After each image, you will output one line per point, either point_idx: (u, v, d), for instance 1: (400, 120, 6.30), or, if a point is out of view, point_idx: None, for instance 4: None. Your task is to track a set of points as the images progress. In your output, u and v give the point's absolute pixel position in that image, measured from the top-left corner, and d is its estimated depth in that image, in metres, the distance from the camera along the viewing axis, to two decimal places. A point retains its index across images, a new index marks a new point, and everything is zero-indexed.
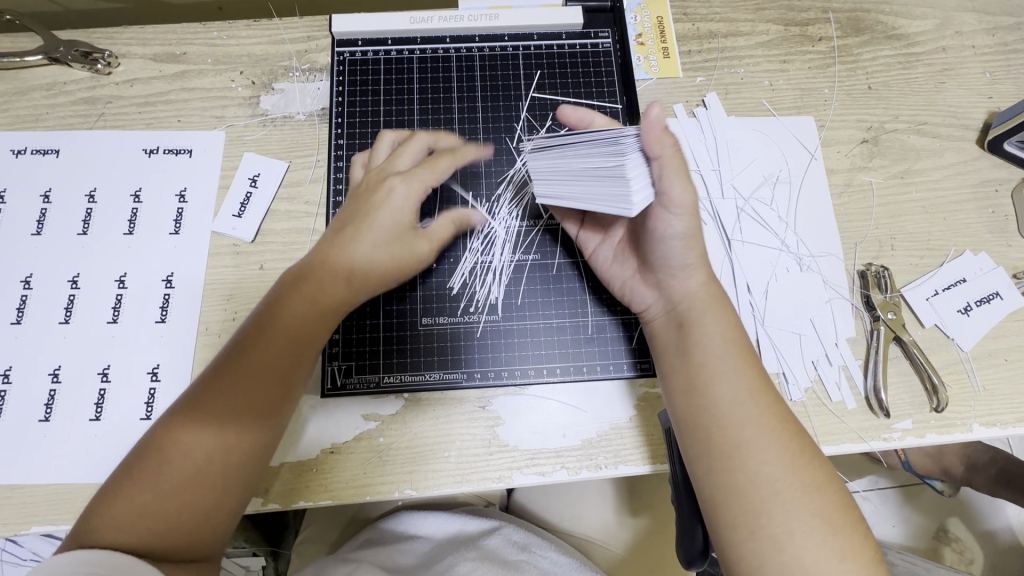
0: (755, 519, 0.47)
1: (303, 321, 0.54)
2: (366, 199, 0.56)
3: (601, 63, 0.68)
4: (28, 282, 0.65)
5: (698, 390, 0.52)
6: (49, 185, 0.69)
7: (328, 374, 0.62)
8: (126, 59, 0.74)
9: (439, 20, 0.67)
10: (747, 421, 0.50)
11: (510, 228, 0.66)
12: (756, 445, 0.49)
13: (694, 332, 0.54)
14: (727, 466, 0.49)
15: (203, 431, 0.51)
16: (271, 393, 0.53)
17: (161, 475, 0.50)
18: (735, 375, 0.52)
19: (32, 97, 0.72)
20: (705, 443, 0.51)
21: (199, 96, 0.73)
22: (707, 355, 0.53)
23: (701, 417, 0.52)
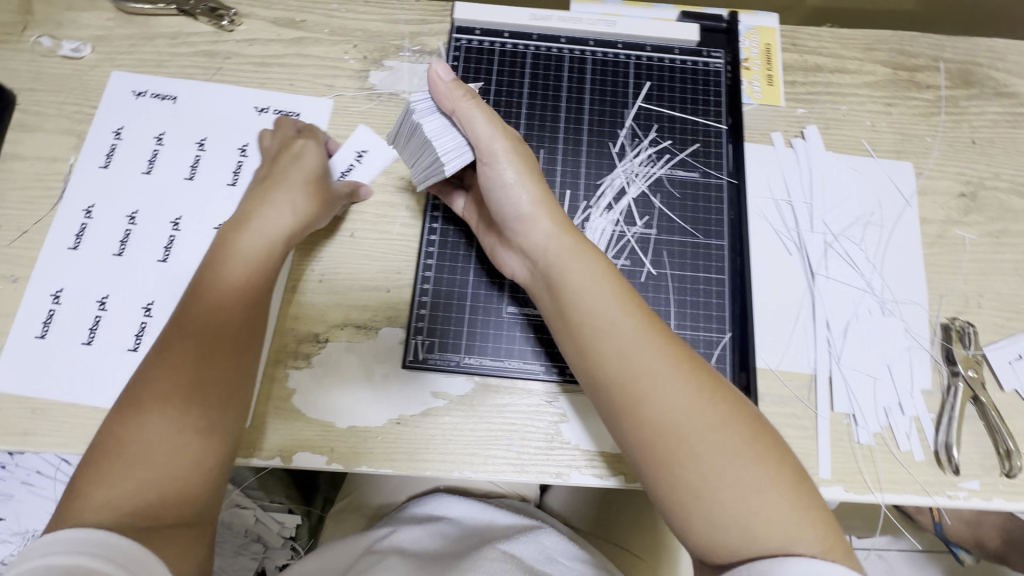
0: (682, 468, 0.49)
1: (225, 321, 0.56)
2: (284, 171, 0.64)
3: (710, 83, 0.68)
4: (133, 217, 0.68)
5: (596, 346, 0.53)
6: (163, 129, 0.72)
7: (410, 347, 0.64)
8: (248, 19, 0.77)
9: (557, 20, 0.69)
10: (654, 371, 0.51)
11: (605, 230, 0.62)
12: (657, 394, 0.51)
13: (569, 284, 0.55)
14: (638, 420, 0.51)
15: (166, 409, 0.52)
16: (216, 384, 0.54)
17: (139, 441, 0.51)
18: (621, 326, 0.53)
19: (157, 43, 0.75)
20: (624, 400, 0.52)
21: (312, 63, 0.75)
22: (587, 307, 0.54)
23: (614, 373, 0.52)
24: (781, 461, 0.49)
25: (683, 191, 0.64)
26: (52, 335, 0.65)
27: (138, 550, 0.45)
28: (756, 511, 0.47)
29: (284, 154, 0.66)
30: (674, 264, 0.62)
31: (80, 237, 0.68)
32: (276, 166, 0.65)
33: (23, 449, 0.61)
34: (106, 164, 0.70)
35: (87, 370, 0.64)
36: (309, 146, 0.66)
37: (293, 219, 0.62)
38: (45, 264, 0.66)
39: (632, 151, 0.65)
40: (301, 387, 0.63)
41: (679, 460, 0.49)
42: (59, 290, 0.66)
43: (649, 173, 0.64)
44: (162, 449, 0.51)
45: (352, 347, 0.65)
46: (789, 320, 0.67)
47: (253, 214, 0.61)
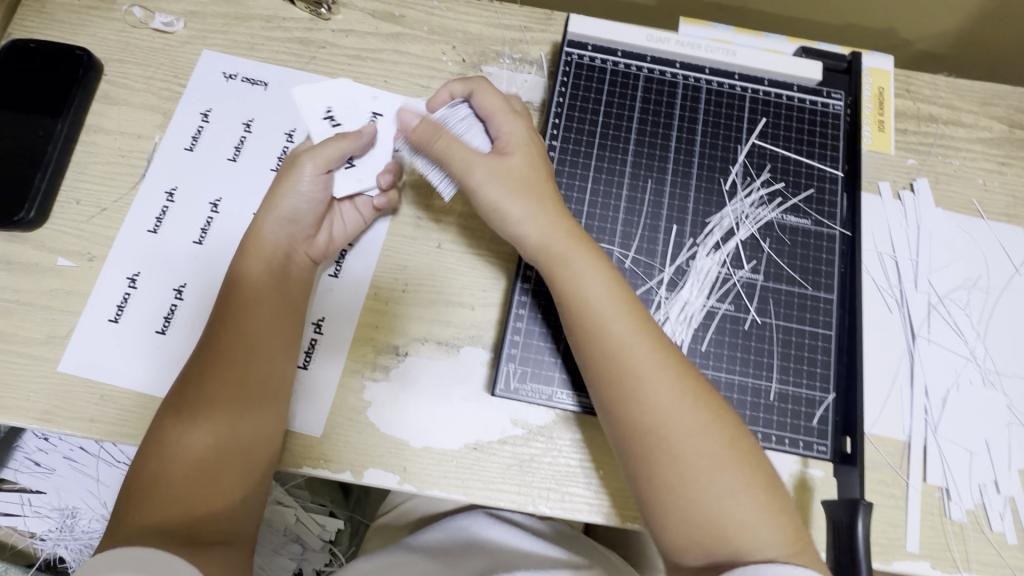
0: (671, 469, 0.48)
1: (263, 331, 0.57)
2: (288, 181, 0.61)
3: (828, 125, 0.65)
4: (216, 205, 0.67)
5: (598, 342, 0.52)
6: (251, 115, 0.70)
7: (500, 375, 0.60)
8: (346, 9, 0.74)
9: (675, 44, 0.66)
10: (654, 374, 0.50)
11: (710, 272, 0.60)
12: (656, 395, 0.50)
13: (571, 280, 0.54)
14: (634, 421, 0.50)
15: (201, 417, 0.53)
16: (246, 391, 0.55)
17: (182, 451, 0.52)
18: (626, 328, 0.52)
19: (250, 25, 0.73)
20: (620, 396, 0.51)
21: (408, 61, 0.73)
22: (591, 306, 0.53)
23: (609, 370, 0.51)
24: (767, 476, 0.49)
25: (793, 238, 0.61)
26: (125, 320, 0.63)
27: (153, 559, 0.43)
28: (740, 518, 0.47)
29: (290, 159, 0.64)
30: (779, 314, 0.59)
31: (160, 220, 0.66)
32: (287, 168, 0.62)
33: (88, 437, 0.59)
34: (191, 147, 0.68)
35: (160, 360, 0.62)
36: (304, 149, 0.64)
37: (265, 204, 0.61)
38: (123, 245, 0.64)
39: (743, 192, 0.62)
40: (377, 402, 0.61)
41: (668, 463, 0.49)
42: (135, 273, 0.64)
43: (759, 216, 0.62)
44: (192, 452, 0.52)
45: (432, 364, 0.62)
46: (885, 381, 0.64)
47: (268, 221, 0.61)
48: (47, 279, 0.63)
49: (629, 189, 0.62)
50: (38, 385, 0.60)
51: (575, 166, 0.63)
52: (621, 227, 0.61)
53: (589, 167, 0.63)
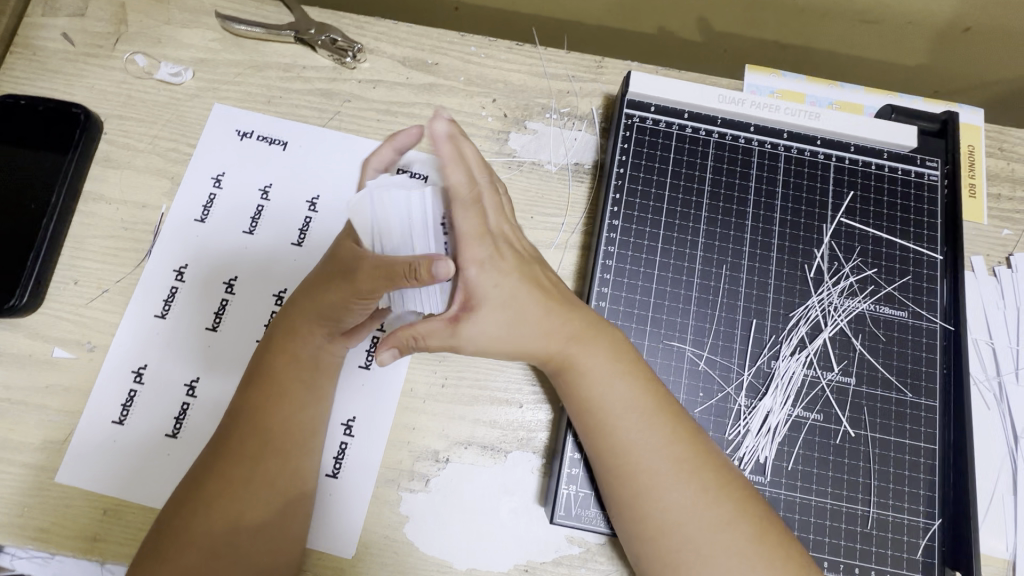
0: (679, 571, 0.44)
1: (292, 387, 0.52)
2: (347, 249, 0.49)
3: (923, 199, 0.58)
4: (232, 286, 0.59)
5: (600, 437, 0.48)
6: (269, 180, 0.62)
7: (560, 498, 0.52)
8: (373, 56, 0.66)
9: (750, 105, 0.58)
10: (663, 465, 0.46)
11: (796, 376, 0.52)
12: (660, 489, 0.45)
13: (576, 372, 0.48)
14: (639, 524, 0.46)
15: (218, 473, 0.48)
16: (269, 453, 0.50)
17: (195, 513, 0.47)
18: (652, 433, 0.47)
19: (267, 75, 0.65)
20: (624, 494, 0.46)
21: (443, 116, 0.65)
22: (597, 401, 0.48)
23: (624, 488, 0.46)
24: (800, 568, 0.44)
25: (888, 333, 0.54)
26: (132, 421, 0.56)
27: None
28: None
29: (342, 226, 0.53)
30: (874, 424, 0.52)
31: (169, 304, 0.58)
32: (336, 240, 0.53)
33: (91, 558, 0.52)
34: (202, 218, 0.61)
35: (171, 469, 0.55)
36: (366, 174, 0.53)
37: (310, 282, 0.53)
38: (127, 333, 0.57)
39: (830, 280, 0.55)
40: (415, 516, 0.54)
41: (676, 564, 0.44)
42: (141, 366, 0.57)
43: (849, 308, 0.54)
44: (218, 534, 0.47)
45: (475, 473, 0.56)
46: (985, 490, 0.57)
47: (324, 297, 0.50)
48: (43, 373, 0.56)
49: (701, 277, 0.55)
50: (33, 497, 0.53)
51: (640, 250, 0.55)
52: (692, 322, 0.54)
53: (655, 249, 0.55)
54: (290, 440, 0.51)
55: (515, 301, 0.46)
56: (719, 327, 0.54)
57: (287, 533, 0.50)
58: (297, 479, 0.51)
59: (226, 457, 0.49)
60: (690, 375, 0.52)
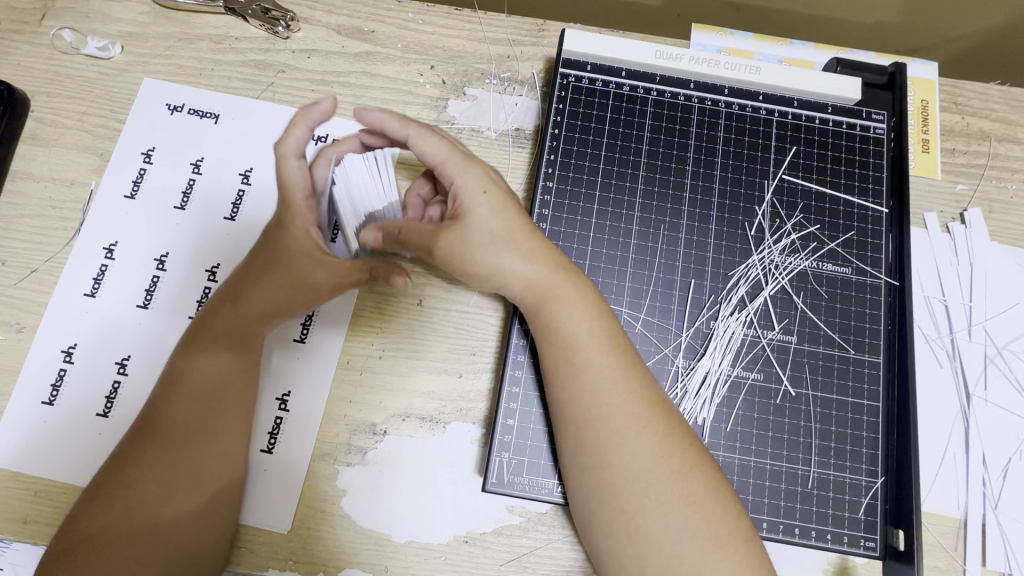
0: (630, 523, 0.43)
1: (221, 370, 0.53)
2: (292, 254, 0.53)
3: (868, 152, 0.56)
4: (163, 262, 0.58)
5: (570, 378, 0.46)
6: (200, 154, 0.61)
7: (494, 467, 0.51)
8: (307, 25, 0.64)
9: (689, 60, 0.56)
10: (627, 411, 0.45)
11: (735, 336, 0.51)
12: (626, 433, 0.44)
13: (555, 313, 0.47)
14: (598, 470, 0.44)
15: (150, 453, 0.50)
16: (197, 434, 0.51)
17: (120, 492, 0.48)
18: (612, 377, 0.46)
19: (198, 47, 0.63)
20: (583, 439, 0.45)
21: (380, 85, 0.63)
22: (573, 340, 0.47)
23: (583, 432, 0.45)
24: (740, 526, 0.43)
25: (832, 290, 0.53)
26: (62, 401, 0.55)
27: None
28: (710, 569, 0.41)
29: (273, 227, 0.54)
30: (816, 383, 0.51)
31: (99, 282, 0.57)
32: (270, 239, 0.54)
33: (23, 541, 0.52)
34: (132, 194, 0.59)
35: (102, 448, 0.54)
36: (292, 166, 0.51)
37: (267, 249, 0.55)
38: (57, 312, 0.56)
39: (772, 238, 0.53)
40: (353, 490, 0.53)
41: (629, 514, 0.43)
42: (72, 345, 0.56)
43: (791, 265, 0.53)
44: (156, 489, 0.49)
45: (413, 444, 0.54)
46: (937, 450, 0.55)
47: (282, 294, 0.53)
48: None
49: (638, 238, 0.53)
50: None
51: (576, 212, 0.54)
52: (629, 284, 0.52)
53: (592, 211, 0.54)
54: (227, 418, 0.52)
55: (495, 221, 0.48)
56: (657, 288, 0.52)
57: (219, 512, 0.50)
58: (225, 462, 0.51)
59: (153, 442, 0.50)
60: (627, 338, 0.51)
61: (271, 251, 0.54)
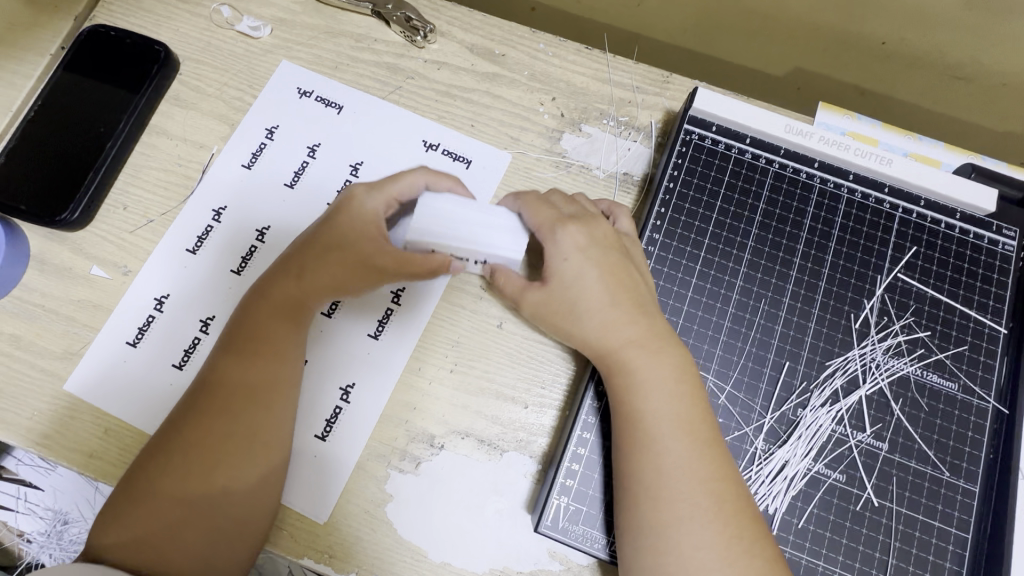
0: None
1: (269, 338, 0.53)
2: (347, 231, 0.54)
3: (994, 268, 0.53)
4: (262, 235, 0.60)
5: (637, 454, 0.45)
6: (317, 139, 0.63)
7: (547, 510, 0.50)
8: (443, 39, 0.67)
9: (819, 140, 0.55)
10: (699, 502, 0.43)
11: (822, 430, 0.49)
12: (690, 523, 0.42)
13: (629, 383, 0.47)
14: (653, 559, 0.42)
15: (186, 433, 0.50)
16: (249, 409, 0.51)
17: (167, 464, 0.49)
18: (685, 460, 0.44)
19: (339, 43, 0.67)
20: (641, 522, 0.43)
21: (501, 107, 0.65)
22: (645, 415, 0.46)
23: (638, 515, 0.44)
24: None
25: (933, 403, 0.50)
26: (144, 345, 0.57)
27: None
28: None
29: (337, 206, 0.55)
30: (902, 497, 0.48)
31: (202, 240, 0.60)
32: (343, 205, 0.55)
33: (84, 474, 0.54)
34: (249, 164, 0.62)
35: (171, 399, 0.56)
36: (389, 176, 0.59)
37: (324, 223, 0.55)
38: (158, 261, 0.59)
39: (876, 336, 0.51)
40: (398, 499, 0.53)
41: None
42: (164, 295, 0.58)
43: (893, 369, 0.51)
44: (198, 467, 0.49)
45: (468, 465, 0.54)
46: None
47: (345, 268, 0.53)
48: (76, 287, 0.58)
49: (736, 307, 0.52)
50: (43, 403, 0.55)
51: (677, 268, 0.53)
52: (720, 351, 0.51)
53: (693, 270, 0.53)
54: (269, 381, 0.52)
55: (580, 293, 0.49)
56: (750, 363, 0.51)
57: (262, 499, 0.50)
58: (272, 439, 0.51)
59: (196, 424, 0.50)
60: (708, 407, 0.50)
61: (341, 229, 0.54)
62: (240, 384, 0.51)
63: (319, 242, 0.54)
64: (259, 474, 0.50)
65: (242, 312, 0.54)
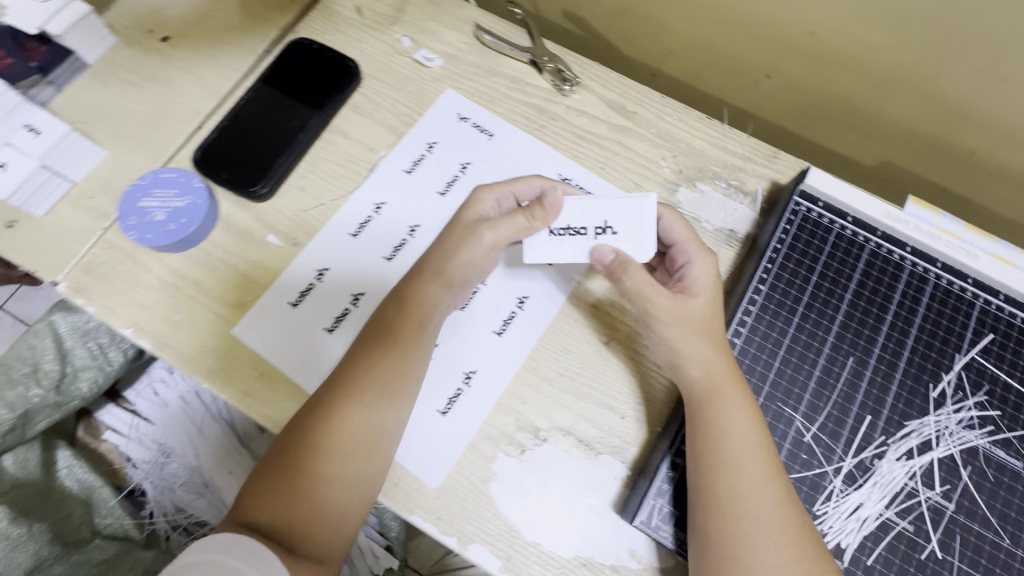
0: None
1: (381, 357, 0.59)
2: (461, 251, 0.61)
3: None
4: (413, 231, 0.70)
5: (718, 474, 0.53)
6: (469, 158, 0.73)
7: (645, 508, 0.57)
8: (585, 91, 0.77)
9: (913, 228, 0.63)
10: (770, 520, 0.51)
11: (896, 481, 0.55)
12: (761, 535, 0.51)
13: (715, 414, 0.54)
14: (734, 565, 0.50)
15: (313, 427, 0.57)
16: (361, 419, 0.57)
17: (297, 452, 0.56)
18: (759, 486, 0.52)
19: (496, 81, 0.78)
20: (720, 531, 0.51)
21: (628, 156, 0.74)
22: (727, 443, 0.53)
23: (717, 525, 0.51)
24: None
25: (998, 475, 0.55)
26: (302, 308, 0.66)
27: (246, 542, 0.50)
28: None
29: (456, 221, 0.63)
30: (964, 555, 0.53)
31: (362, 228, 0.70)
32: (460, 220, 0.63)
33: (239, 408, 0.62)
34: (409, 171, 0.73)
35: (318, 357, 0.64)
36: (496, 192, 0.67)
37: (443, 246, 0.62)
38: (324, 239, 0.69)
39: (951, 406, 0.57)
40: (501, 477, 0.60)
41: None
42: (324, 268, 0.68)
43: (964, 438, 0.56)
44: (322, 459, 0.56)
45: (565, 460, 0.61)
46: None
47: (455, 243, 0.62)
48: (253, 249, 0.68)
49: (826, 361, 0.59)
50: (212, 342, 0.64)
51: (776, 319, 0.60)
52: (808, 396, 0.58)
53: (791, 323, 0.60)
54: (381, 396, 0.58)
55: (706, 314, 0.59)
56: (836, 412, 0.57)
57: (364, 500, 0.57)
58: (377, 447, 0.57)
59: (323, 418, 0.57)
60: (794, 443, 0.56)
61: (455, 245, 0.62)
62: (354, 396, 0.57)
63: (436, 268, 0.61)
64: (366, 476, 0.57)
65: (363, 330, 0.61)
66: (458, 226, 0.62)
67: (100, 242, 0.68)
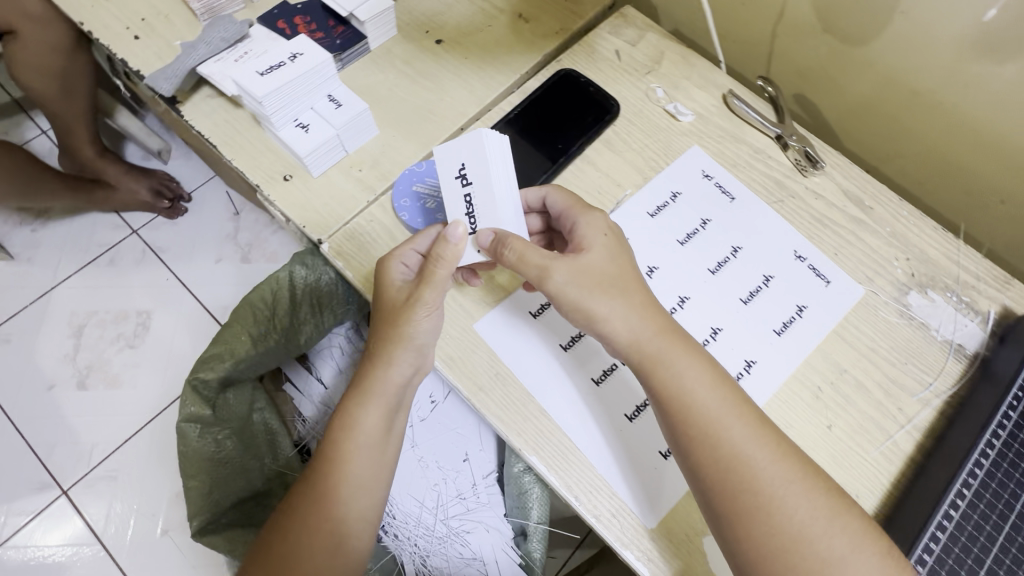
0: (795, 561, 0.55)
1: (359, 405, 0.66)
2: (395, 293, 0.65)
3: None
4: (651, 273, 0.73)
5: (711, 441, 0.57)
6: (710, 216, 0.76)
7: None
8: (825, 177, 0.79)
9: None
10: (775, 478, 0.56)
11: None
12: (788, 493, 0.56)
13: (679, 390, 0.59)
14: (764, 517, 0.56)
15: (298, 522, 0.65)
16: (355, 451, 0.65)
17: (288, 551, 0.64)
18: (761, 452, 0.57)
19: (740, 148, 0.81)
20: (740, 498, 0.56)
21: (862, 248, 0.76)
22: (708, 413, 0.58)
23: (741, 496, 0.56)
24: None
25: None
26: (541, 320, 0.69)
27: None
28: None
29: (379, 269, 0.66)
30: None
31: None
32: (383, 274, 0.66)
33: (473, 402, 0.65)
34: (652, 214, 0.76)
35: (551, 369, 0.67)
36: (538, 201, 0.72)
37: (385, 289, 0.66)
38: None
39: None
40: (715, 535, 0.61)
41: (796, 557, 0.55)
42: None
43: None
44: (310, 545, 0.64)
45: None
46: None
47: (393, 325, 0.64)
48: None
49: None
50: (455, 332, 0.68)
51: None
52: None
53: None
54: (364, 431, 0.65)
55: (602, 266, 0.63)
56: None
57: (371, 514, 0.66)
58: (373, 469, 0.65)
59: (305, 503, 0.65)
60: None
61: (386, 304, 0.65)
62: (334, 451, 0.65)
63: (387, 312, 0.65)
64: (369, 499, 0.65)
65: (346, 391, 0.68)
66: (384, 271, 0.66)
67: (364, 214, 0.73)
